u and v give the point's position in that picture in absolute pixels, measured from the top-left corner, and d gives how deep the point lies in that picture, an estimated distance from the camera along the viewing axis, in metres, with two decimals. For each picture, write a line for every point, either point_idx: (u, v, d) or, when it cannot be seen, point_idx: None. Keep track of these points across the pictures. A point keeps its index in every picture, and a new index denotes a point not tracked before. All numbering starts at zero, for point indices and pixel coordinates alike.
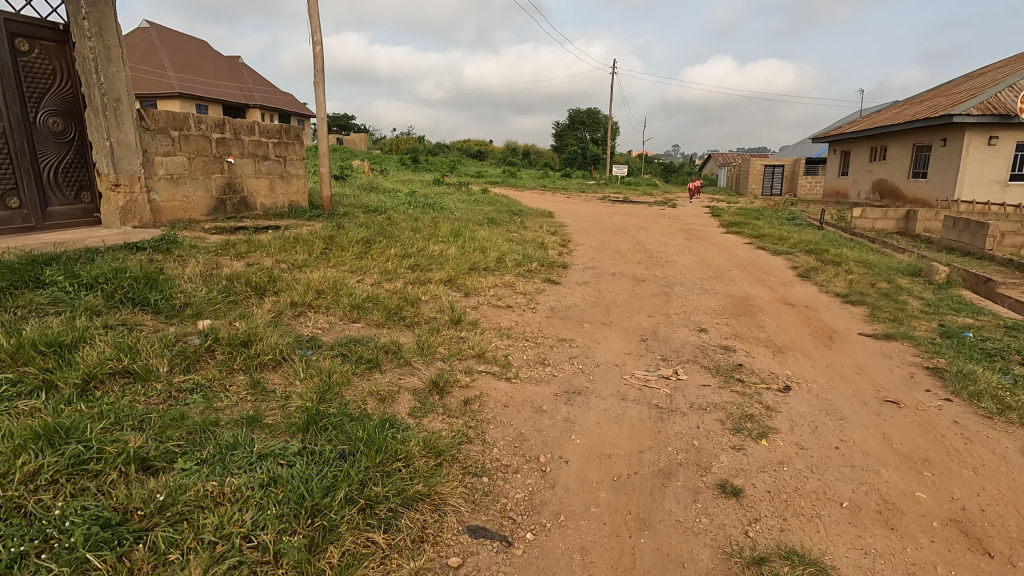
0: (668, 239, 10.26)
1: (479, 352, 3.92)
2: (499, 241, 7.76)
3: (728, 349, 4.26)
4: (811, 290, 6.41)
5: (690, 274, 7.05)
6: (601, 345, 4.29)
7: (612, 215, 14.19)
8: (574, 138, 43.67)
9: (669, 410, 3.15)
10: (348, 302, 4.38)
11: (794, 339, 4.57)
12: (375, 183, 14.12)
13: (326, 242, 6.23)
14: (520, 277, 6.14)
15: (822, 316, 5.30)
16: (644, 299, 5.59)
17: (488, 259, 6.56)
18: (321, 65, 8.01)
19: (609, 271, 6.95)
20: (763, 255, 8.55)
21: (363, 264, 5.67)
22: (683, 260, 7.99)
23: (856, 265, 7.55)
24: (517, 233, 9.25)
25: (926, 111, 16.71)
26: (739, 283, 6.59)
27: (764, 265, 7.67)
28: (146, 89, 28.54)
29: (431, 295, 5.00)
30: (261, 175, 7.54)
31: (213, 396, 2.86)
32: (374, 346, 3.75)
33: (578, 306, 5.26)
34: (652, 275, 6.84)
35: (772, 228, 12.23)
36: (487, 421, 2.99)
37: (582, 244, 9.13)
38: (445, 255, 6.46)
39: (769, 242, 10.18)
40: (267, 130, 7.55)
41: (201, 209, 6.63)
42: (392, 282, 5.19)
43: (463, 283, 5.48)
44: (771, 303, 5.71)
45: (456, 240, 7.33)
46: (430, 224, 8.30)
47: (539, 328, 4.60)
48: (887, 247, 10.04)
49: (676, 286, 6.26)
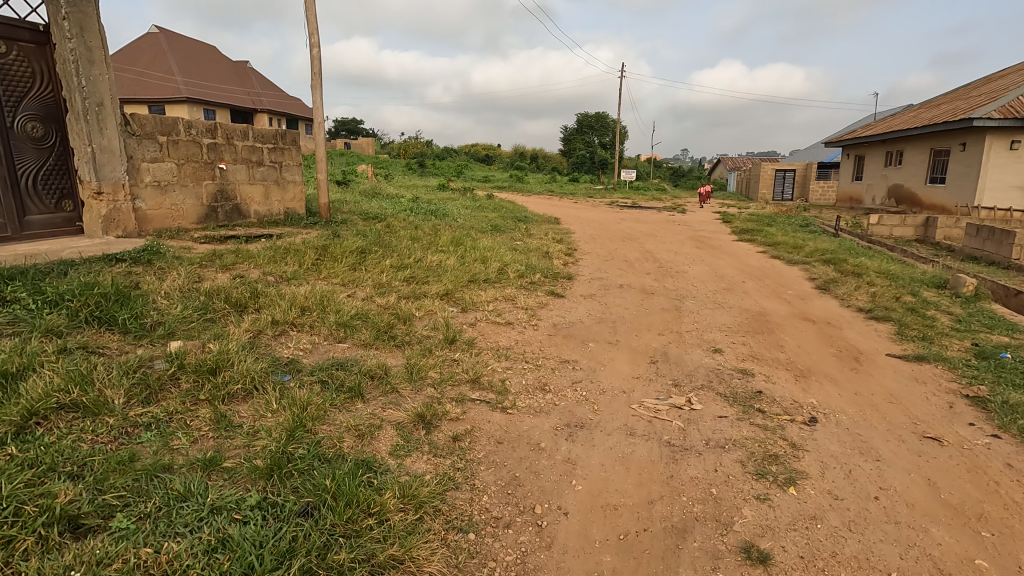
0: (678, 247, 9.92)
1: (473, 376, 3.59)
2: (501, 250, 7.46)
3: (746, 373, 3.91)
4: (831, 304, 6.04)
5: (702, 285, 6.69)
6: (607, 368, 3.95)
7: (620, 222, 13.85)
8: (582, 142, 43.38)
9: (683, 449, 2.80)
10: (334, 320, 4.08)
11: (817, 362, 4.21)
12: (378, 188, 13.90)
13: (319, 252, 5.94)
14: (522, 290, 5.83)
15: (846, 335, 4.93)
16: (654, 314, 5.25)
17: (489, 270, 6.24)
18: (318, 68, 7.76)
19: (616, 283, 6.62)
20: (778, 265, 8.18)
21: (356, 276, 5.38)
22: (694, 270, 7.64)
23: (878, 276, 7.16)
24: (522, 241, 8.94)
25: (944, 115, 16.24)
26: (755, 296, 6.23)
27: (780, 276, 7.31)
28: (154, 94, 28.59)
29: (426, 311, 4.69)
30: (255, 182, 7.28)
31: (171, 433, 2.56)
32: (358, 370, 3.44)
33: (582, 322, 4.93)
34: (661, 287, 6.51)
35: (785, 235, 11.84)
36: (477, 461, 2.66)
37: (588, 253, 8.80)
38: (444, 266, 6.16)
39: (784, 250, 9.79)
40: (261, 134, 7.30)
41: (190, 217, 6.38)
42: (385, 297, 4.89)
43: (461, 297, 5.17)
44: (790, 320, 5.34)
45: (457, 250, 7.03)
46: (431, 232, 8.01)
47: (540, 348, 4.28)
48: (907, 256, 9.62)
49: (688, 300, 5.91)
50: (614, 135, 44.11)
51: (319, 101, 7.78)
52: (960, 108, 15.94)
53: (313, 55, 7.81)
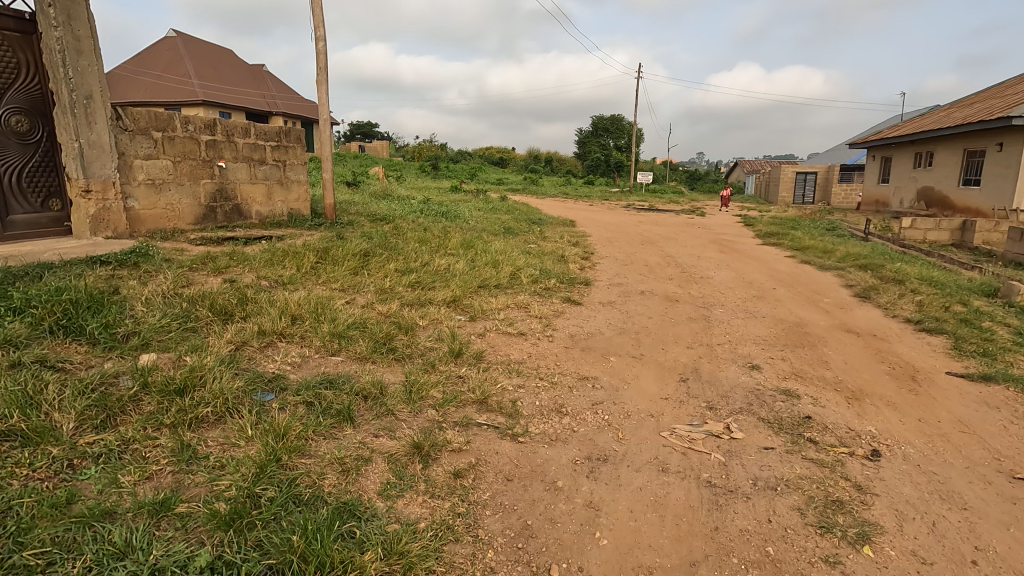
0: (700, 251, 9.43)
1: (480, 396, 3.18)
2: (514, 253, 7.05)
3: (790, 394, 3.44)
4: (874, 314, 5.52)
5: (730, 292, 6.21)
6: (631, 387, 3.51)
7: (638, 225, 13.37)
8: (597, 145, 42.88)
9: (727, 492, 2.35)
10: (328, 330, 3.69)
11: (870, 382, 3.72)
12: (389, 190, 13.58)
13: (320, 255, 5.58)
14: (536, 296, 5.41)
15: (897, 350, 4.43)
16: (680, 325, 4.79)
17: (500, 275, 5.83)
18: (324, 63, 7.42)
19: (637, 289, 6.16)
20: (810, 271, 7.65)
21: (358, 280, 5.00)
22: (720, 276, 7.15)
23: (921, 284, 6.61)
24: (536, 244, 8.52)
25: (979, 114, 15.50)
26: (789, 305, 5.73)
27: (814, 283, 6.79)
28: (171, 97, 28.74)
29: (430, 319, 4.29)
30: (257, 181, 6.96)
31: (123, 467, 2.17)
32: (350, 389, 3.04)
33: (602, 333, 4.49)
34: (686, 294, 6.04)
35: (813, 239, 11.27)
36: (482, 505, 2.24)
37: (606, 257, 8.34)
38: (453, 270, 5.76)
39: (814, 255, 9.24)
40: (263, 131, 6.98)
41: (187, 217, 6.06)
42: (387, 304, 4.50)
43: (469, 304, 4.76)
44: (832, 332, 4.84)
45: (467, 253, 6.62)
46: (440, 235, 7.63)
47: (555, 362, 3.85)
48: (947, 261, 9.02)
49: (716, 309, 5.43)
50: (630, 137, 43.55)
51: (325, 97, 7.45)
52: (997, 107, 15.19)
53: (319, 49, 7.48)
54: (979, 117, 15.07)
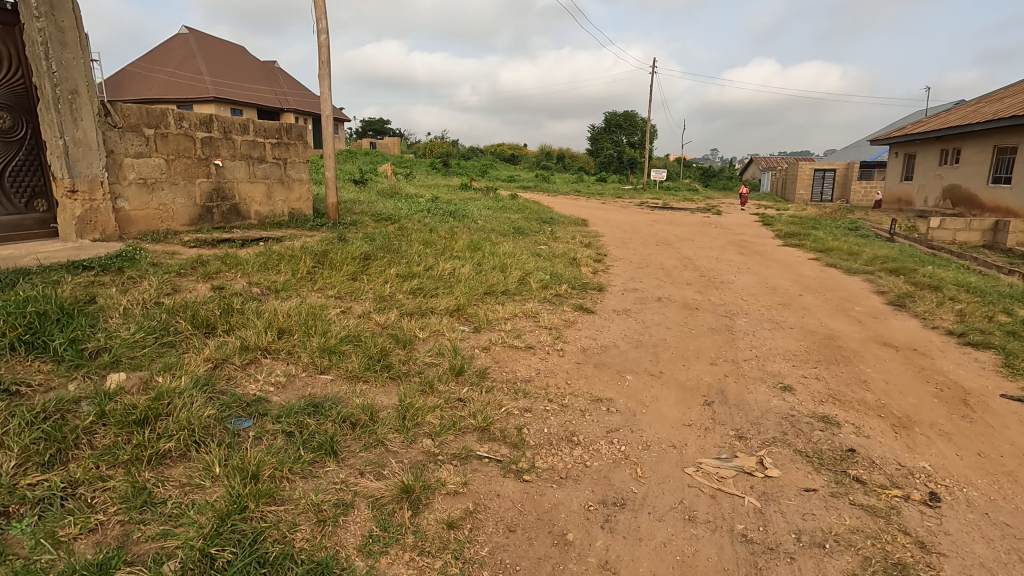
0: (718, 253, 9.03)
1: (482, 423, 2.86)
2: (523, 256, 6.72)
3: (829, 421, 3.07)
4: (912, 324, 5.10)
5: (753, 299, 5.83)
6: (649, 412, 3.17)
7: (652, 225, 12.95)
8: (610, 141, 42.32)
9: (768, 552, 2.01)
10: (317, 344, 3.38)
11: (917, 407, 3.34)
12: (396, 188, 13.30)
13: (318, 258, 5.29)
14: (546, 304, 5.07)
15: (942, 367, 4.03)
16: (702, 337, 4.43)
17: (508, 280, 5.50)
18: (326, 57, 7.12)
19: (653, 296, 5.80)
20: (837, 276, 7.22)
21: (356, 286, 4.70)
22: (742, 281, 6.76)
23: (959, 290, 6.17)
24: (547, 246, 8.17)
25: (1011, 109, 14.85)
26: (818, 314, 5.33)
27: (842, 290, 6.38)
28: (182, 95, 28.75)
29: (431, 331, 3.98)
30: (256, 180, 6.69)
31: (63, 516, 1.87)
32: (336, 415, 2.73)
33: (617, 346, 4.15)
34: (706, 301, 5.67)
35: (836, 240, 10.80)
36: (479, 565, 1.92)
37: (620, 259, 7.97)
38: (458, 275, 5.44)
39: (839, 258, 8.79)
40: (262, 128, 6.70)
41: (181, 218, 5.80)
42: (385, 313, 4.19)
43: (474, 313, 4.44)
44: (867, 346, 4.45)
45: (473, 256, 6.30)
46: (446, 236, 7.32)
47: (566, 381, 3.51)
48: (982, 265, 8.53)
49: (739, 318, 5.06)
50: (643, 134, 42.96)
51: (328, 92, 7.17)
52: None
53: (320, 41, 7.18)
54: (1011, 111, 14.44)
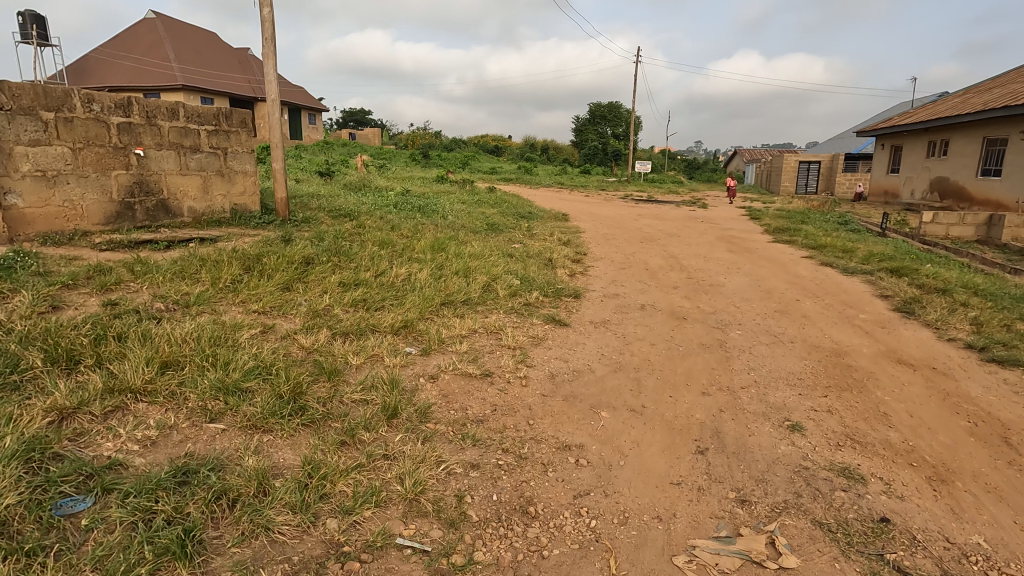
0: (705, 251, 8.45)
1: (409, 493, 2.19)
2: (492, 257, 6.05)
3: (852, 476, 2.44)
4: (924, 335, 4.53)
5: (747, 306, 5.22)
6: (628, 465, 2.52)
7: (636, 219, 12.33)
8: (594, 133, 41.66)
9: None
10: (213, 381, 2.67)
11: (954, 452, 2.73)
12: (366, 180, 12.51)
13: (248, 263, 4.56)
14: (513, 317, 4.40)
15: (970, 393, 3.43)
16: (691, 357, 3.80)
17: (470, 287, 4.83)
18: (270, 34, 6.34)
19: (636, 303, 5.16)
20: (834, 277, 6.66)
21: (288, 299, 3.99)
22: (733, 284, 6.15)
23: (969, 293, 5.63)
24: (521, 244, 7.49)
25: (1001, 99, 14.48)
26: (820, 324, 4.74)
27: (842, 293, 5.81)
28: (148, 82, 27.42)
29: (367, 356, 3.29)
30: (188, 172, 5.90)
31: None
32: (208, 489, 2.03)
33: (592, 370, 3.50)
34: (695, 309, 5.04)
35: (828, 235, 10.28)
36: None
37: (601, 259, 7.33)
38: (413, 282, 4.75)
39: (833, 256, 8.25)
40: (195, 113, 5.91)
41: (93, 216, 5.02)
42: (315, 333, 3.50)
43: (424, 331, 3.76)
44: (880, 365, 3.85)
45: (435, 258, 5.61)
46: (407, 235, 6.60)
47: (526, 422, 2.85)
48: (981, 263, 8.06)
49: (733, 331, 4.44)
50: (628, 125, 42.40)
51: (273, 73, 6.39)
52: (1020, 91, 14.17)
53: (264, 15, 6.39)
54: (1001, 102, 14.05)
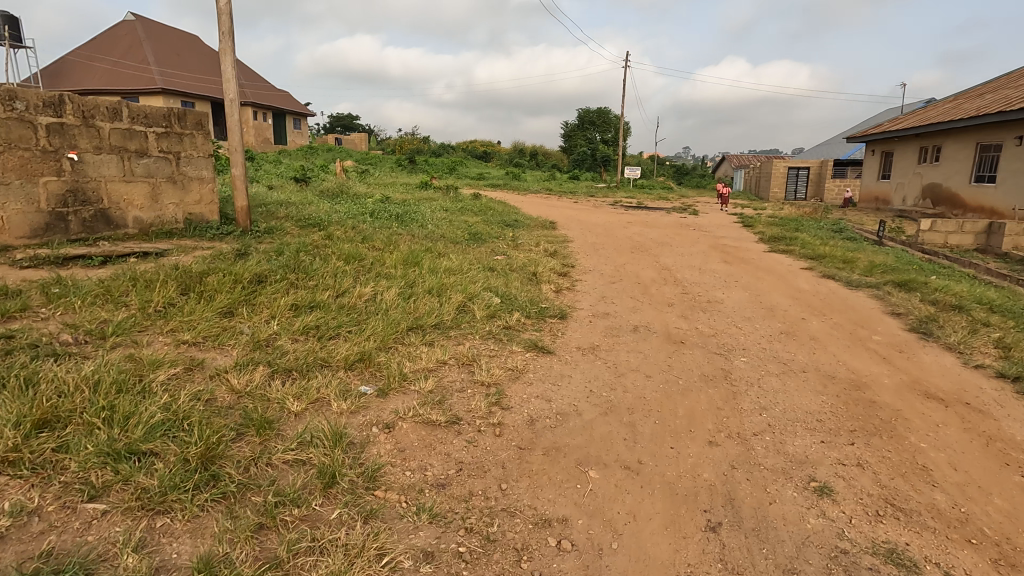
0: (700, 261, 8.00)
1: None
2: (471, 271, 5.53)
3: (903, 565, 1.95)
4: (947, 362, 4.07)
5: (750, 327, 4.74)
6: (623, 551, 2.00)
7: (626, 227, 11.88)
8: (583, 139, 41.40)
9: None
10: (101, 444, 2.12)
11: (1017, 522, 2.25)
12: (344, 187, 11.96)
13: (188, 282, 3.99)
14: (490, 344, 3.88)
15: (1016, 436, 2.97)
16: (693, 393, 3.30)
17: (443, 308, 4.30)
18: (228, 27, 5.79)
19: (628, 325, 4.66)
20: (838, 292, 6.22)
21: (226, 327, 3.43)
22: (733, 300, 5.68)
23: (986, 311, 5.20)
24: (504, 256, 6.99)
25: (994, 105, 14.27)
26: (833, 349, 4.26)
27: (849, 311, 5.36)
28: (125, 85, 26.62)
29: (310, 401, 2.75)
30: (133, 179, 5.32)
31: None
32: None
33: (579, 413, 2.99)
34: (694, 331, 4.55)
35: (824, 245, 9.88)
36: None
37: (589, 272, 6.84)
38: (378, 303, 4.22)
39: (833, 267, 7.83)
40: (141, 113, 5.33)
41: (16, 229, 4.42)
42: (251, 370, 2.95)
43: (384, 365, 3.23)
44: (906, 400, 3.38)
45: (406, 273, 5.08)
46: (379, 247, 6.07)
47: (498, 488, 2.33)
48: (987, 274, 7.68)
49: (738, 359, 3.95)
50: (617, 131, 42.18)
51: (230, 71, 5.83)
52: (1013, 97, 13.97)
53: (220, 7, 5.84)
54: (995, 107, 13.82)
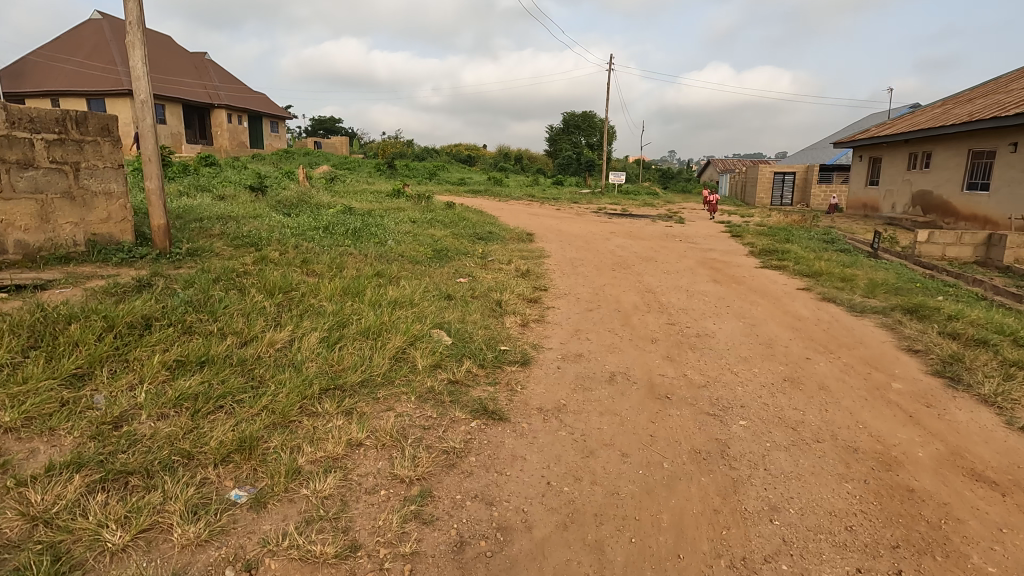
0: (687, 281, 7.28)
1: None
2: (420, 302, 4.73)
3: None
4: (988, 421, 3.35)
5: (748, 373, 3.98)
6: None
7: (608, 239, 11.15)
8: (568, 143, 40.83)
9: None
10: None
11: None
12: (305, 196, 11.10)
13: (42, 330, 3.13)
14: (426, 410, 3.08)
15: None
16: (681, 485, 2.52)
17: (375, 357, 3.50)
18: (136, 16, 4.94)
19: (603, 372, 3.88)
20: (842, 320, 5.51)
21: (69, 400, 2.60)
22: (726, 333, 4.94)
23: (1015, 346, 4.51)
24: (468, 279, 6.20)
25: (987, 110, 13.81)
26: (848, 405, 3.52)
27: (858, 347, 4.64)
28: (88, 87, 25.40)
29: (141, 530, 1.92)
30: (15, 195, 4.45)
31: None
32: None
33: (528, 528, 2.19)
34: (681, 380, 3.78)
35: (819, 258, 9.22)
36: None
37: (563, 297, 6.07)
38: (293, 352, 3.41)
39: (831, 287, 7.16)
40: (24, 116, 4.47)
41: None
42: (69, 474, 2.10)
43: (271, 456, 2.41)
44: (950, 486, 2.64)
45: (341, 308, 4.28)
46: (319, 273, 5.24)
47: None
48: (998, 294, 7.04)
49: (735, 424, 3.19)
50: (602, 135, 41.66)
51: (141, 67, 5.00)
52: (1006, 102, 13.50)
53: None
54: (987, 113, 13.34)
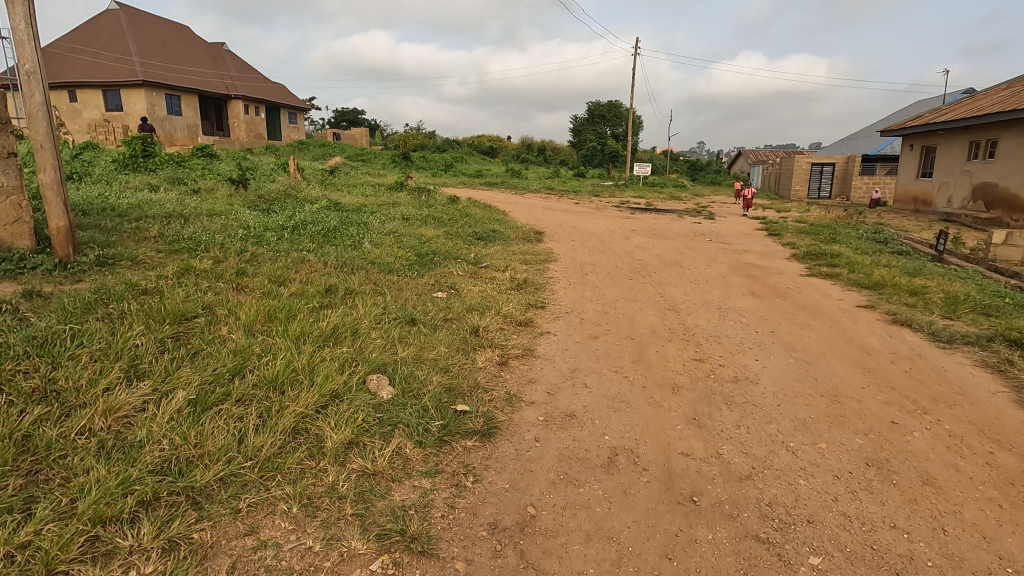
0: (718, 294, 5.99)
1: None
2: (364, 332, 3.61)
3: None
4: None
5: (811, 452, 2.75)
6: None
7: (629, 239, 9.85)
8: (591, 134, 39.25)
9: None
10: None
11: None
12: (292, 189, 10.09)
13: None
14: (305, 537, 1.95)
15: None
16: None
17: (257, 434, 2.38)
18: None
19: (599, 448, 2.70)
20: (925, 355, 4.19)
21: None
22: (773, 377, 3.69)
23: None
24: (446, 293, 5.06)
25: None
26: (976, 522, 2.27)
27: (961, 403, 3.35)
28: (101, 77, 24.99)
29: None
30: None
31: None
32: None
33: None
34: (714, 468, 2.57)
35: (875, 263, 7.80)
36: None
37: (563, 317, 4.87)
38: (135, 426, 2.31)
39: (898, 303, 5.80)
40: None
41: None
42: None
43: None
44: None
45: (250, 342, 3.17)
46: (249, 289, 4.17)
47: None
48: None
49: (803, 568, 1.97)
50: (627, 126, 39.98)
51: (24, 30, 3.97)
52: None
53: None
54: None
